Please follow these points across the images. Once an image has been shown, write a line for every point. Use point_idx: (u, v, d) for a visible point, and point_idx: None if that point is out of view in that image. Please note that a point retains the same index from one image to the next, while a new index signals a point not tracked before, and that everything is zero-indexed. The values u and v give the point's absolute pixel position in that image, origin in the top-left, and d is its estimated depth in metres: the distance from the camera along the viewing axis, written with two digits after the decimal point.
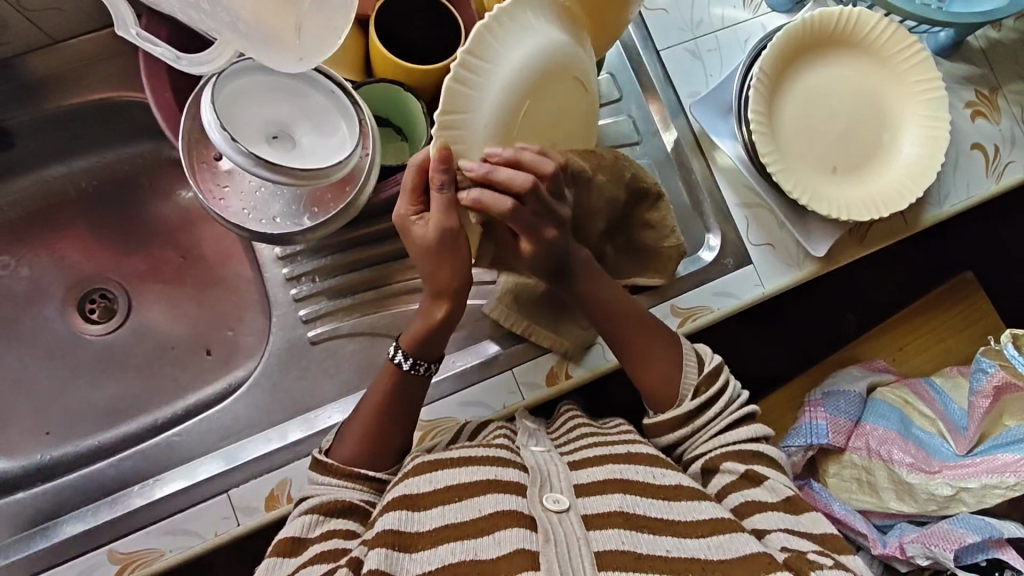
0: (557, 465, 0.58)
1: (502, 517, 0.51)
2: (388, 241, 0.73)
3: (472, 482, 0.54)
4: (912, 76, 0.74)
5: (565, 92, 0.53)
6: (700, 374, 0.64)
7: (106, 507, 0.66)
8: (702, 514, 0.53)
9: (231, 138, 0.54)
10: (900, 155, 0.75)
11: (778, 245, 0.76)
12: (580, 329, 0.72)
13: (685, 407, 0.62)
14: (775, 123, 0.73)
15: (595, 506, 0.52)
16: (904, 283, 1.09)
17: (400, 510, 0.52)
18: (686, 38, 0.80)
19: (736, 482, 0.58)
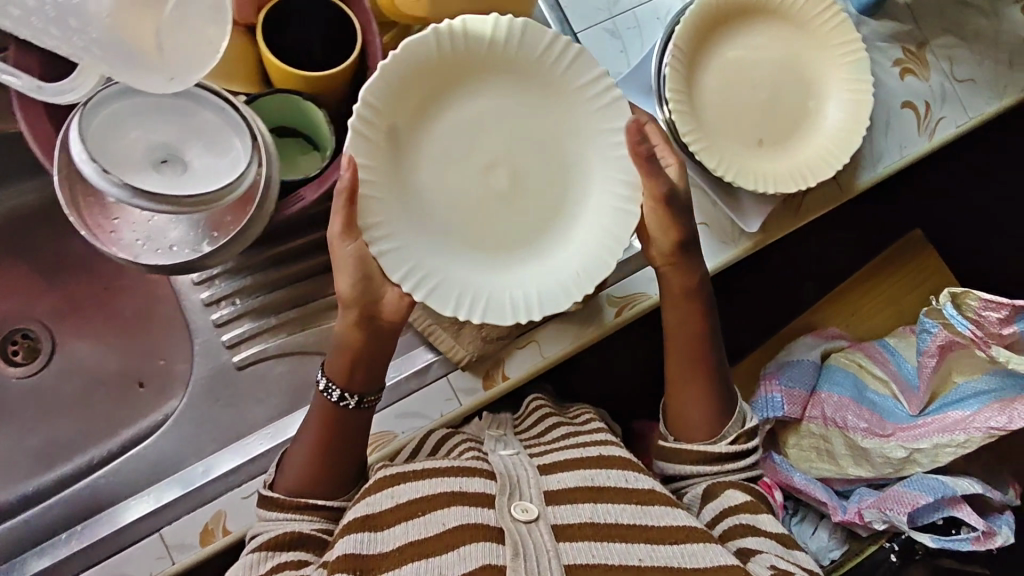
0: (527, 473, 0.60)
1: (468, 531, 0.53)
2: (307, 256, 0.71)
3: (436, 495, 0.57)
4: (832, 38, 0.72)
5: (471, 153, 0.60)
6: (741, 428, 0.69)
7: (37, 557, 0.63)
8: (675, 521, 0.57)
9: (105, 170, 0.51)
10: (825, 122, 0.73)
11: (712, 223, 0.75)
12: (481, 341, 0.69)
13: (721, 447, 0.67)
14: (696, 100, 0.71)
15: (565, 517, 0.55)
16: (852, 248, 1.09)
17: (361, 532, 0.54)
18: (603, 17, 0.77)
19: (733, 508, 0.64)
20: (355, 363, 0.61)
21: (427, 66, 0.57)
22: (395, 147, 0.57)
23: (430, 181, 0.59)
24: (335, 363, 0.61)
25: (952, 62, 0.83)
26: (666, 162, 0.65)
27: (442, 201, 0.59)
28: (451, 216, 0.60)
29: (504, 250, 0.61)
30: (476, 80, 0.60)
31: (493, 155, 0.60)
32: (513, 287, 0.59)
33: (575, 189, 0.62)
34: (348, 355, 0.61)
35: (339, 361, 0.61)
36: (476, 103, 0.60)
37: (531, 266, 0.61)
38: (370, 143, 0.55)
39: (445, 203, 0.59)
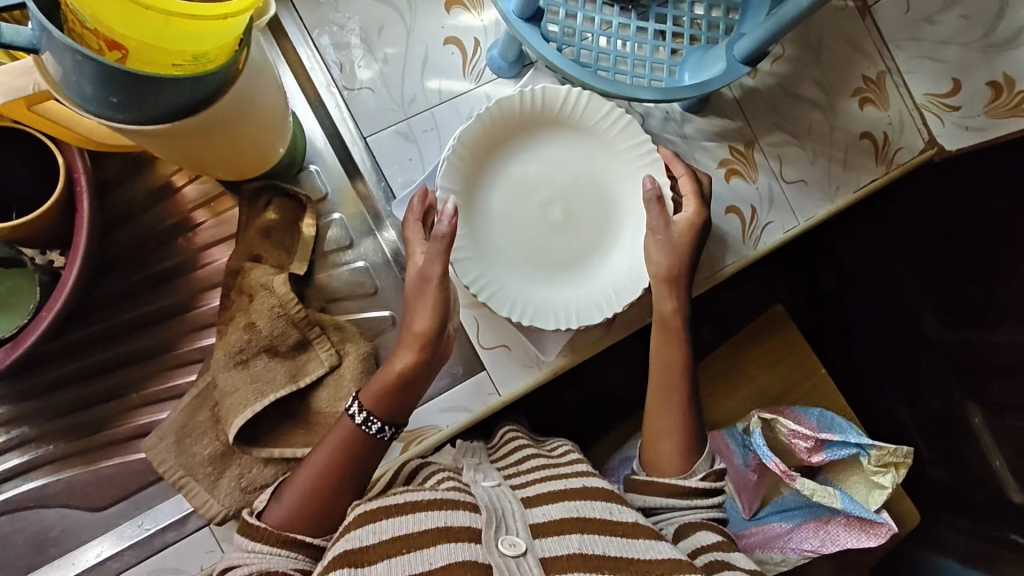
0: (511, 504, 0.55)
1: (459, 568, 0.47)
2: (66, 387, 0.66)
3: (423, 530, 0.51)
4: (625, 142, 0.66)
5: (583, 200, 0.67)
6: (710, 467, 0.64)
7: None
8: (662, 554, 0.52)
9: None
10: (615, 233, 0.67)
11: (514, 346, 0.70)
12: (241, 494, 0.62)
13: (691, 482, 0.62)
14: (479, 235, 0.64)
15: (554, 548, 0.50)
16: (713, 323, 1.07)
17: (344, 568, 0.47)
18: (397, 119, 0.71)
19: (708, 548, 0.57)
20: (394, 394, 0.59)
21: (502, 139, 0.65)
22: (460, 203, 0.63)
23: (486, 234, 0.64)
24: (371, 389, 0.59)
25: (782, 161, 0.78)
26: (682, 210, 0.65)
27: (504, 241, 0.65)
28: (517, 261, 0.65)
29: (564, 277, 0.66)
30: (538, 138, 0.66)
31: (570, 203, 0.66)
32: (549, 314, 0.64)
33: (612, 232, 0.67)
34: (390, 387, 0.59)
35: (389, 397, 0.59)
36: (554, 158, 0.66)
37: (578, 298, 0.65)
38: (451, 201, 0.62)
39: (514, 239, 0.65)
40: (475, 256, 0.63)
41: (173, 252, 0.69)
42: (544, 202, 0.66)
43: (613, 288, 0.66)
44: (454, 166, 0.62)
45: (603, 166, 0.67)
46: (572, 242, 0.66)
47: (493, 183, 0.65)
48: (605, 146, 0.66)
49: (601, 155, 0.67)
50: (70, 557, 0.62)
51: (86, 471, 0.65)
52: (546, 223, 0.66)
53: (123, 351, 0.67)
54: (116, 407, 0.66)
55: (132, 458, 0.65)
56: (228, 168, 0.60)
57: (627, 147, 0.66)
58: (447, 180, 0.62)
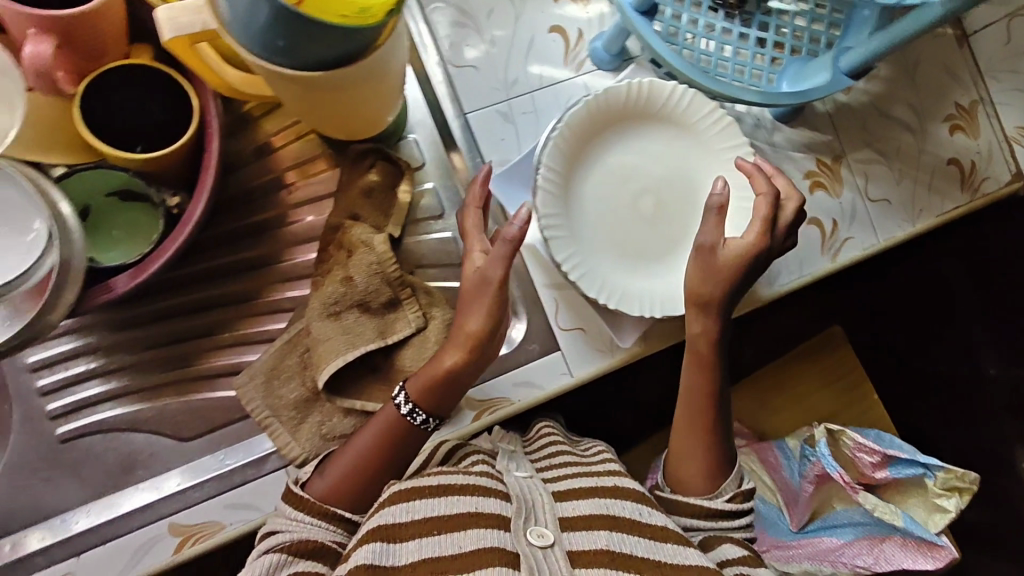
0: (540, 496, 0.55)
1: (487, 553, 0.47)
2: (161, 321, 0.69)
3: (455, 513, 0.51)
4: (722, 141, 0.67)
5: (675, 195, 0.68)
6: (737, 486, 0.63)
7: None
8: (690, 558, 0.52)
9: None
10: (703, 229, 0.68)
11: (589, 330, 0.72)
12: (321, 440, 0.65)
13: (718, 503, 0.61)
14: (572, 217, 0.65)
15: (580, 543, 0.50)
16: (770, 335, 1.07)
17: (376, 542, 0.49)
18: (498, 99, 0.73)
19: (739, 557, 0.56)
20: (437, 387, 0.61)
21: (605, 127, 0.66)
22: (558, 185, 0.65)
23: (579, 217, 0.66)
24: (416, 381, 0.61)
25: (867, 179, 0.79)
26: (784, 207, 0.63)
27: (594, 227, 0.66)
28: (606, 246, 0.66)
29: (650, 267, 0.67)
30: (638, 131, 0.67)
31: (661, 196, 0.68)
32: (632, 301, 0.65)
33: (700, 229, 0.68)
34: (433, 380, 0.61)
35: (434, 391, 0.61)
36: (651, 151, 0.68)
37: (661, 289, 0.66)
38: (550, 181, 0.64)
39: (604, 225, 0.66)
40: (567, 236, 0.64)
41: (271, 205, 0.72)
42: (637, 193, 0.67)
43: None
44: (558, 147, 0.64)
45: (698, 163, 0.68)
46: (660, 234, 0.67)
47: (591, 169, 0.66)
48: (702, 143, 0.67)
49: (697, 153, 0.68)
50: (155, 482, 0.65)
51: (174, 402, 0.68)
52: (637, 212, 0.67)
53: (218, 293, 0.70)
54: (206, 345, 0.69)
55: (218, 395, 0.68)
56: (344, 124, 0.63)
57: (723, 145, 0.67)
58: (549, 161, 0.64)
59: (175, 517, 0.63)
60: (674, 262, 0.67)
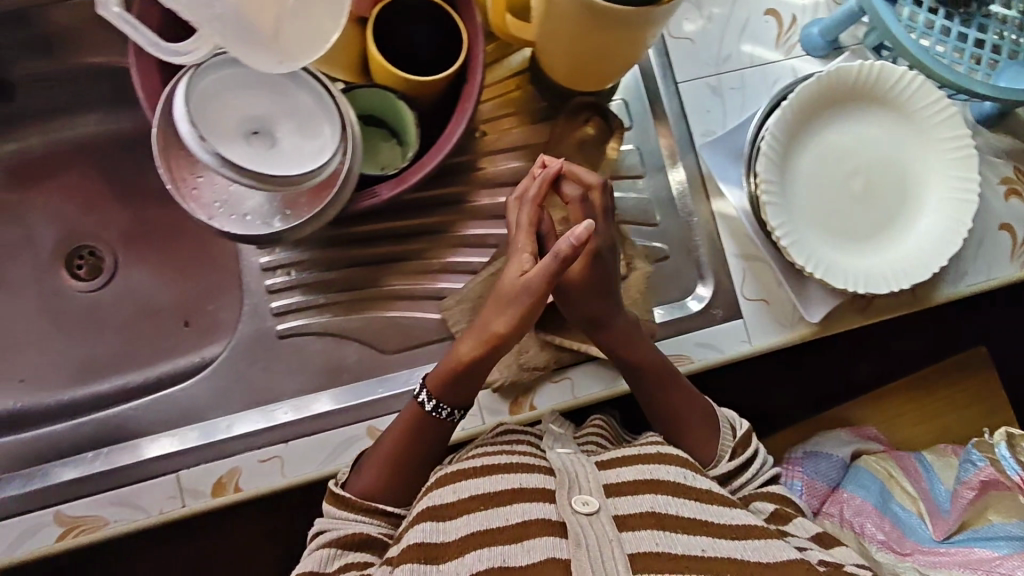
0: (584, 462, 0.59)
1: (531, 527, 0.53)
2: (371, 243, 0.73)
3: (499, 491, 0.56)
4: (941, 130, 0.68)
5: (885, 177, 0.69)
6: (734, 437, 0.67)
7: (84, 463, 0.68)
8: (739, 518, 0.56)
9: (202, 138, 0.52)
10: (909, 214, 0.69)
11: (773, 303, 0.74)
12: (518, 367, 0.70)
13: (722, 467, 0.65)
14: (787, 186, 0.68)
15: (626, 507, 0.55)
16: (905, 348, 1.07)
17: (427, 522, 0.55)
18: (708, 73, 0.76)
19: (770, 518, 0.61)
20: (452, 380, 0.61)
21: (828, 103, 0.68)
22: (779, 153, 0.67)
23: (793, 187, 0.68)
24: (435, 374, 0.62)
25: None
26: None
27: (805, 198, 0.68)
28: (814, 218, 0.68)
29: (853, 244, 0.69)
30: (857, 112, 0.69)
31: (871, 177, 0.69)
32: (836, 273, 0.67)
33: (907, 213, 0.69)
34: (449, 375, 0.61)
35: (452, 383, 0.62)
36: (867, 132, 0.69)
37: (862, 267, 0.68)
38: (774, 148, 0.66)
39: (815, 198, 0.68)
40: (782, 204, 0.67)
41: (470, 148, 0.74)
42: (849, 171, 0.69)
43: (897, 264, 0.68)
44: (786, 117, 0.66)
45: (912, 149, 0.69)
46: (866, 213, 0.69)
47: (809, 142, 0.68)
48: (919, 131, 0.69)
49: (912, 139, 0.69)
50: (358, 387, 0.71)
51: (378, 317, 0.72)
52: (847, 189, 0.69)
53: (424, 223, 0.73)
54: (411, 268, 0.73)
55: (419, 316, 0.72)
56: (573, 77, 0.66)
57: (941, 134, 0.68)
58: (776, 128, 0.66)
59: (374, 422, 0.69)
60: (876, 243, 0.69)
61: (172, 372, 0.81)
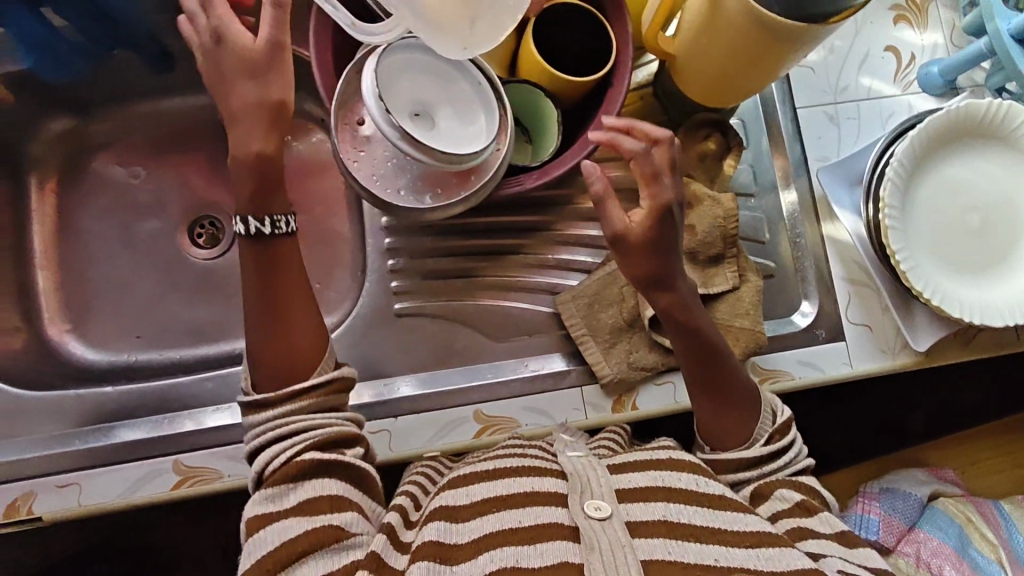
0: (598, 467, 0.57)
1: (544, 528, 0.51)
2: (489, 235, 0.75)
3: (509, 493, 0.54)
4: None
5: (1003, 214, 0.71)
6: (774, 425, 0.63)
7: (157, 425, 0.69)
8: (750, 526, 0.53)
9: (386, 110, 0.56)
10: None
11: (876, 328, 0.75)
12: (627, 365, 0.71)
13: (756, 450, 0.61)
14: (907, 213, 0.69)
15: (638, 513, 0.52)
16: (981, 395, 1.06)
17: (441, 520, 0.52)
18: (827, 101, 0.79)
19: (790, 510, 0.57)
20: None
21: (952, 138, 0.70)
22: (903, 180, 0.69)
23: (913, 215, 0.69)
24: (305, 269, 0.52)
25: None
26: None
27: (924, 226, 0.70)
28: (932, 247, 0.69)
29: (968, 276, 0.70)
30: (978, 149, 0.71)
31: (989, 213, 0.71)
32: (951, 302, 0.68)
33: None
34: None
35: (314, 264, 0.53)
36: (988, 169, 0.71)
37: (977, 299, 0.69)
38: (898, 175, 0.68)
39: (935, 227, 0.70)
40: (902, 228, 0.69)
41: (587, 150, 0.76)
42: (969, 205, 0.70)
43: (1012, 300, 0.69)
44: (912, 146, 0.68)
45: None
46: (983, 248, 0.70)
47: (931, 173, 0.70)
48: None
49: None
50: (470, 370, 0.72)
51: (492, 306, 0.75)
52: (965, 223, 0.70)
53: (543, 218, 0.75)
54: (527, 262, 0.75)
55: (530, 308, 0.75)
56: (710, 93, 0.68)
57: None
58: (902, 156, 0.68)
59: (481, 406, 0.70)
60: (992, 277, 0.70)
61: None
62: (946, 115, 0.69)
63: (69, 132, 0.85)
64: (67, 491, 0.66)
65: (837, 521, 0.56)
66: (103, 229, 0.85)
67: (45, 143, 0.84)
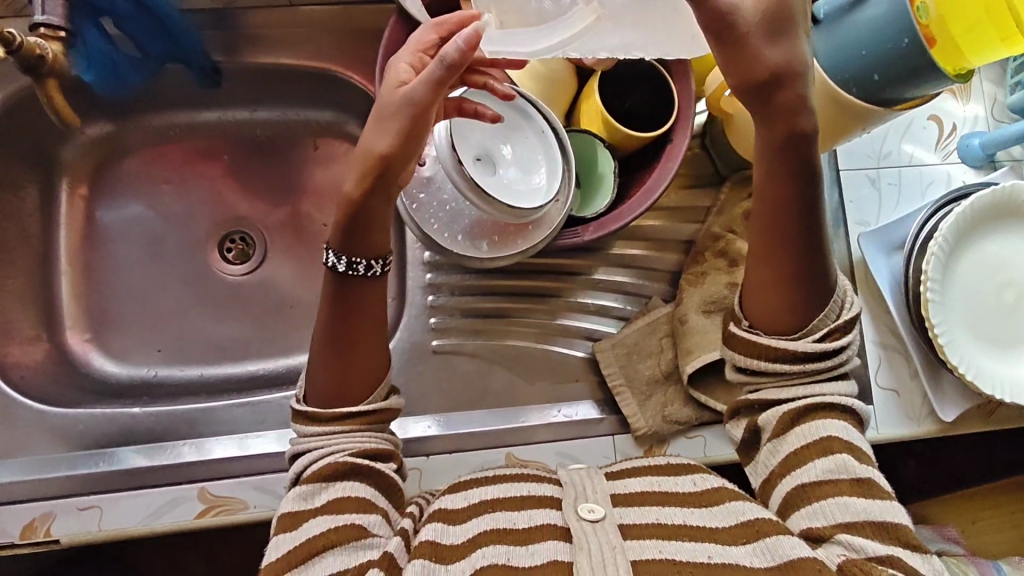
0: (594, 476, 0.58)
1: (536, 531, 0.52)
2: (527, 276, 0.75)
3: (508, 496, 0.55)
4: None
5: None
6: (836, 319, 0.56)
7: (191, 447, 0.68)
8: (747, 516, 0.53)
9: (460, 161, 0.57)
10: None
11: (904, 394, 0.76)
12: (664, 419, 0.70)
13: (806, 343, 0.55)
14: (946, 287, 0.70)
15: (632, 515, 0.53)
16: (982, 453, 1.07)
17: (437, 522, 0.53)
18: (870, 165, 0.80)
19: (800, 452, 0.54)
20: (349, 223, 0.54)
21: (992, 218, 0.72)
22: (944, 256, 0.70)
23: (952, 290, 0.70)
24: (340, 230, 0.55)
25: None
26: None
27: (962, 302, 0.71)
28: (968, 323, 0.70)
29: (1000, 353, 0.71)
30: (1017, 229, 0.72)
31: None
32: (984, 378, 0.69)
33: None
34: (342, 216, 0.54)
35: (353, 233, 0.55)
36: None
37: (1007, 376, 0.70)
38: (941, 250, 0.69)
39: (971, 301, 0.71)
40: (940, 301, 0.69)
41: None
42: (1005, 284, 0.72)
43: None
44: (956, 222, 0.69)
45: None
46: (1015, 326, 0.71)
47: (971, 250, 0.71)
48: None
49: None
50: (503, 412, 0.72)
51: (527, 347, 0.75)
52: (1001, 300, 0.71)
53: (586, 262, 0.75)
54: (565, 305, 0.75)
55: (565, 352, 0.75)
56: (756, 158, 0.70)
57: None
58: (946, 232, 0.69)
59: (513, 450, 0.70)
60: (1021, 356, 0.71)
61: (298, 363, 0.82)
62: (989, 195, 0.70)
63: (107, 137, 0.84)
64: (88, 514, 0.64)
65: (858, 465, 0.52)
66: (132, 239, 0.84)
67: (82, 147, 0.83)
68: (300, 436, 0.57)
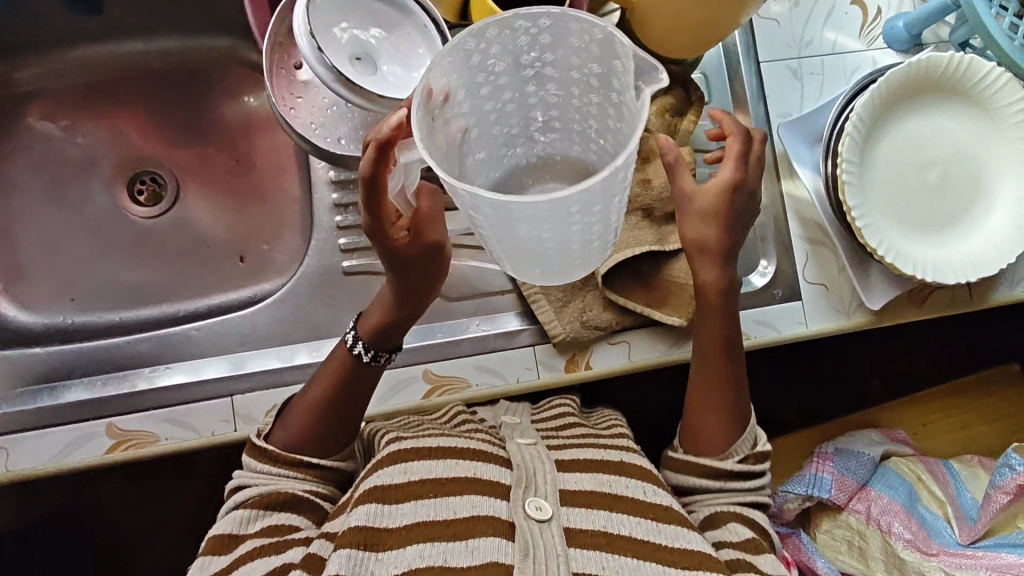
0: (545, 461, 0.54)
1: (477, 522, 0.49)
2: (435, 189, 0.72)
3: (450, 480, 0.52)
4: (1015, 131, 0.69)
5: (959, 172, 0.70)
6: (750, 449, 0.63)
7: (99, 385, 0.67)
8: (690, 543, 0.52)
9: (318, 48, 0.55)
10: (980, 210, 0.69)
11: (832, 288, 0.74)
12: (582, 325, 0.69)
13: (728, 463, 0.61)
14: (864, 169, 0.68)
15: (578, 520, 0.51)
16: (934, 357, 1.06)
17: (371, 504, 0.50)
18: (790, 55, 0.77)
19: (739, 543, 0.57)
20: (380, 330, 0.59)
21: (910, 93, 0.69)
22: (861, 136, 0.67)
23: (870, 170, 0.68)
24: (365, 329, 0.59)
25: None
26: None
27: (880, 183, 0.69)
28: (887, 203, 0.68)
29: (921, 235, 0.69)
30: (937, 105, 0.70)
31: (945, 170, 0.70)
32: (905, 258, 0.67)
33: (979, 209, 0.69)
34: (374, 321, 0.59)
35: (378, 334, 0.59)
36: (946, 127, 0.70)
37: (930, 256, 0.68)
38: (856, 129, 0.67)
39: (890, 183, 0.69)
40: (858, 183, 0.67)
41: None
42: (926, 162, 0.69)
43: (964, 257, 0.68)
44: (871, 99, 0.67)
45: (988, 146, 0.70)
46: (938, 204, 0.69)
47: (888, 129, 0.69)
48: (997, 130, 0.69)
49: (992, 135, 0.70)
50: (419, 329, 0.70)
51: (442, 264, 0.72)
52: (922, 178, 0.69)
53: None
54: None
55: (481, 266, 0.73)
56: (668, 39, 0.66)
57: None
58: (862, 110, 0.67)
59: (429, 365, 0.69)
60: (946, 237, 0.69)
61: (217, 299, 0.80)
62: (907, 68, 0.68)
63: None
64: None
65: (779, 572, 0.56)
66: (33, 185, 0.81)
67: None
68: (248, 470, 0.57)
